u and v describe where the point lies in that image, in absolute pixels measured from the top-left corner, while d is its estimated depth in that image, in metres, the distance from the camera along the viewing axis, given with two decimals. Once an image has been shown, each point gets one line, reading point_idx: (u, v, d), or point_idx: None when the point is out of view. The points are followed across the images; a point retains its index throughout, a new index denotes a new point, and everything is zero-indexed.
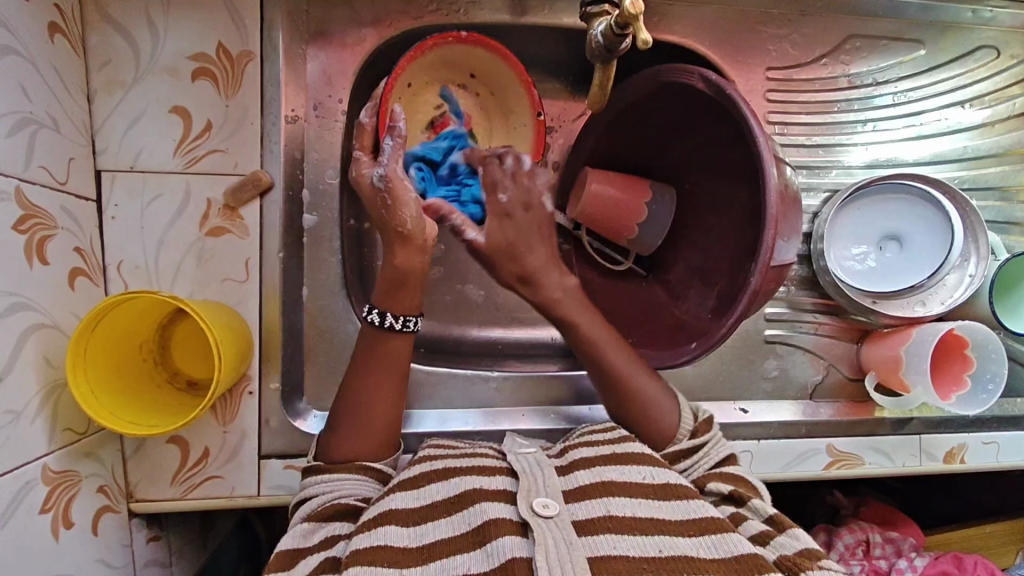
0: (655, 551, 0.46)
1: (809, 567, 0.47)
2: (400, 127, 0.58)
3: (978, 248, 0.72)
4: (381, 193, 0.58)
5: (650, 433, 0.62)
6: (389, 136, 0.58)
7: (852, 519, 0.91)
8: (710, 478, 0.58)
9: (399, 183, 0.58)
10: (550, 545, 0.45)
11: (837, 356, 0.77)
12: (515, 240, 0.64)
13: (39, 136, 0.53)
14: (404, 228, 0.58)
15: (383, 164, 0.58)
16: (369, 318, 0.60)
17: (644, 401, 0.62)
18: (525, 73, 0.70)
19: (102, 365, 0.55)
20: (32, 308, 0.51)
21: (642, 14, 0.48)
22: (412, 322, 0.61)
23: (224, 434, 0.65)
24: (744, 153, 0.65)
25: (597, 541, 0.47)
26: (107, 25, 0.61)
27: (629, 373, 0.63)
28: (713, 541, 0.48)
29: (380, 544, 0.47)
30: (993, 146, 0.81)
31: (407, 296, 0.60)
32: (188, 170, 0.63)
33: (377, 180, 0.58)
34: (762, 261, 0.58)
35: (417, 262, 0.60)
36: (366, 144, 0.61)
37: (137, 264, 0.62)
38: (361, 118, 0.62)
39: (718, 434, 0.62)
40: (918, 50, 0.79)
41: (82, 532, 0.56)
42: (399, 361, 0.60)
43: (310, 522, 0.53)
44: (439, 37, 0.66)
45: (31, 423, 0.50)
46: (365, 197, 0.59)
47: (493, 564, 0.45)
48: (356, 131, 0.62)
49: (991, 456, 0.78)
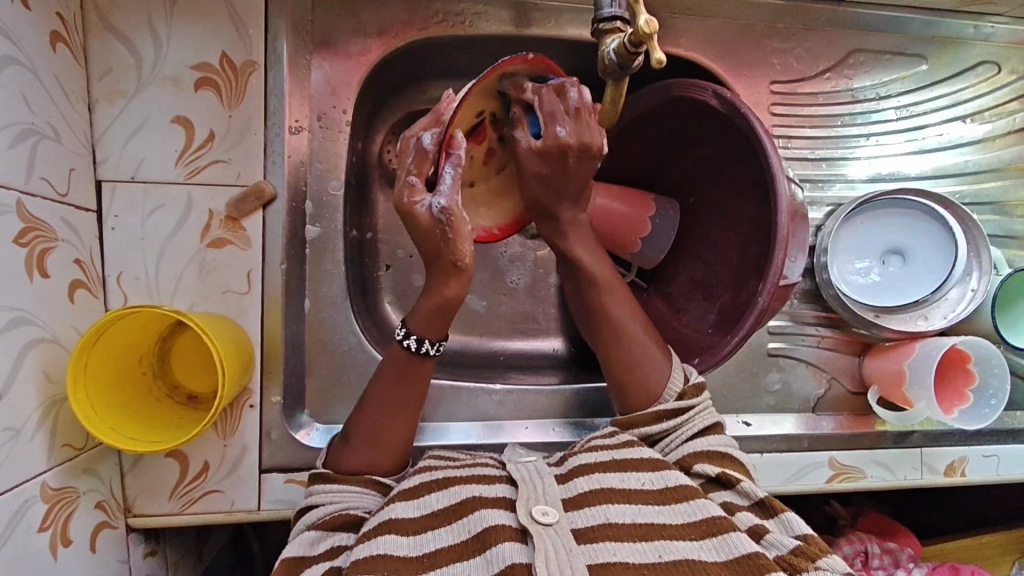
0: (655, 557, 0.46)
1: (807, 566, 0.46)
2: (461, 155, 0.53)
3: (981, 262, 0.72)
4: (440, 225, 0.52)
5: (635, 388, 0.62)
6: (448, 163, 0.53)
7: (850, 529, 0.92)
8: (695, 459, 0.57)
9: (460, 216, 0.53)
10: (550, 551, 0.45)
11: (839, 368, 0.77)
12: (556, 177, 0.58)
13: (40, 148, 0.53)
14: (462, 261, 0.54)
15: (443, 193, 0.52)
16: (403, 341, 0.57)
17: (633, 356, 0.63)
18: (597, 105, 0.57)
19: (102, 379, 0.54)
20: (33, 322, 0.51)
21: (656, 33, 0.48)
22: (440, 347, 0.59)
23: (225, 447, 0.64)
24: (750, 167, 0.64)
25: (596, 549, 0.46)
26: (108, 33, 0.60)
27: (624, 326, 0.64)
28: (713, 544, 0.47)
29: (379, 555, 0.47)
30: (992, 161, 0.81)
31: (439, 321, 0.57)
32: (190, 180, 0.62)
33: (437, 211, 0.52)
34: (771, 279, 0.58)
35: (466, 289, 0.56)
36: (426, 171, 0.54)
37: (138, 276, 0.62)
38: (424, 143, 0.53)
39: (706, 402, 0.62)
40: (919, 65, 0.80)
41: (80, 548, 0.55)
42: (422, 382, 0.59)
43: (317, 531, 0.52)
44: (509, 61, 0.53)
45: (30, 439, 0.49)
46: (419, 229, 0.54)
47: (494, 570, 0.45)
48: (413, 153, 0.54)
49: (991, 469, 0.78)
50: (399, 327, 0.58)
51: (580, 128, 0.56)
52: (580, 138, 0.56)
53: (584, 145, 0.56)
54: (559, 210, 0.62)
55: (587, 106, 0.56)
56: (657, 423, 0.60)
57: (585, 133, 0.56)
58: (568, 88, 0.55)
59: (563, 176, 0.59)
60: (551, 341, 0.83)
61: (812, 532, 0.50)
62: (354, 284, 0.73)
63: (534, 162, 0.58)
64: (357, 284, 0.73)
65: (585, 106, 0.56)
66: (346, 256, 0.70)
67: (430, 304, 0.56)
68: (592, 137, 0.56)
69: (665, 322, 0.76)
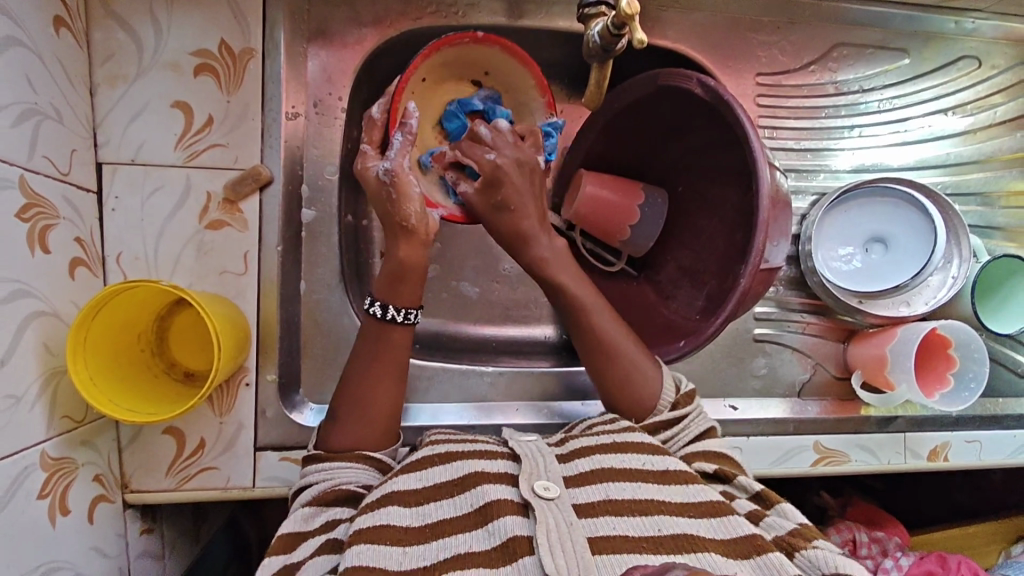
0: (655, 530, 0.47)
1: (803, 546, 0.47)
2: (411, 124, 0.57)
3: (960, 250, 0.75)
4: (386, 186, 0.57)
5: (632, 406, 0.62)
6: (400, 132, 0.58)
7: (839, 519, 0.93)
8: (693, 459, 0.58)
9: (404, 176, 0.57)
10: (551, 523, 0.46)
11: (825, 354, 0.79)
12: (510, 199, 0.60)
13: (43, 127, 0.54)
14: (408, 221, 0.58)
15: (389, 158, 0.57)
16: (370, 310, 0.59)
17: (627, 372, 0.63)
18: (542, 76, 0.66)
19: (101, 354, 0.56)
20: (34, 295, 0.52)
21: (637, 15, 0.50)
22: (413, 316, 0.60)
23: (220, 425, 0.65)
24: (735, 155, 0.66)
25: (597, 523, 0.48)
26: (111, 20, 0.62)
27: (615, 341, 0.64)
28: (714, 523, 0.49)
29: (382, 524, 0.48)
30: (974, 153, 0.83)
31: (407, 287, 0.59)
32: (189, 163, 0.64)
33: (383, 173, 0.57)
34: (752, 263, 0.60)
35: (421, 256, 0.59)
36: (376, 138, 0.60)
37: (137, 256, 0.63)
38: (372, 113, 0.60)
39: (699, 408, 0.63)
40: (903, 59, 0.82)
41: (78, 519, 0.56)
42: (401, 354, 0.60)
43: (312, 506, 0.53)
44: (456, 36, 0.62)
45: (29, 408, 0.51)
46: (371, 190, 0.58)
47: (495, 543, 0.46)
48: (366, 124, 0.60)
49: (974, 454, 0.79)
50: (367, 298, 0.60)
51: (511, 149, 0.61)
52: (511, 155, 0.60)
53: (517, 160, 0.61)
54: (532, 236, 0.62)
55: (500, 132, 0.62)
56: (654, 434, 0.61)
57: (517, 151, 0.61)
58: (477, 128, 0.62)
59: (512, 194, 0.60)
60: (543, 328, 0.85)
61: (807, 521, 0.51)
62: (349, 268, 0.74)
63: (482, 197, 0.61)
64: (352, 269, 0.75)
65: (501, 130, 0.62)
66: (341, 240, 0.72)
67: (388, 269, 0.59)
68: (520, 153, 0.61)
69: (654, 309, 0.78)
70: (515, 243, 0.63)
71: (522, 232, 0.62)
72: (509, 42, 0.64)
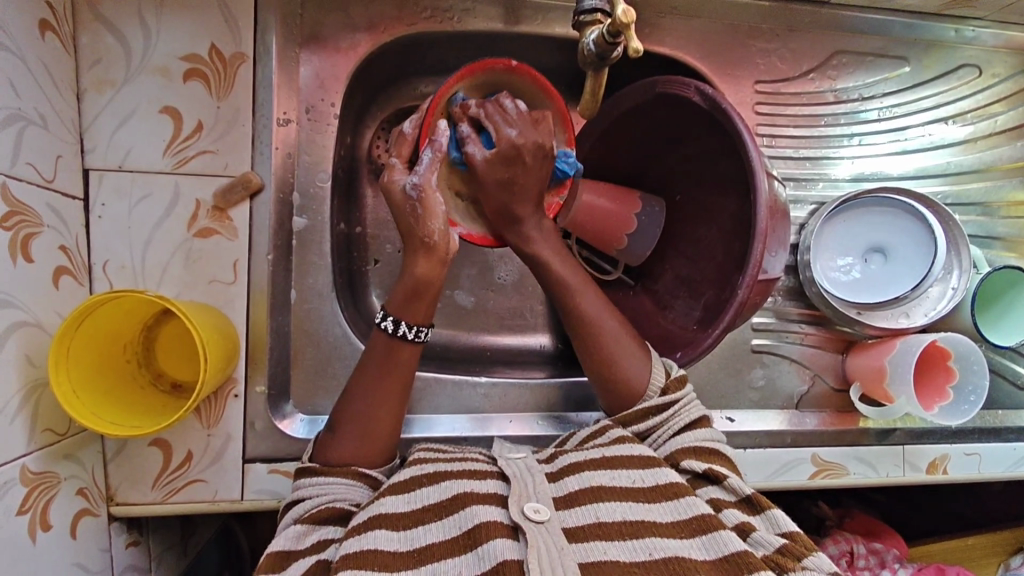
0: (645, 555, 0.46)
1: (794, 568, 0.46)
2: (442, 142, 0.57)
3: (961, 262, 0.74)
4: (411, 201, 0.56)
5: (618, 388, 0.61)
6: (429, 149, 0.57)
7: (837, 530, 0.91)
8: (683, 455, 0.57)
9: (431, 193, 0.56)
10: (542, 548, 0.45)
11: (823, 365, 0.78)
12: (515, 178, 0.58)
13: (27, 133, 0.53)
14: (430, 237, 0.56)
15: (417, 172, 0.56)
16: (381, 326, 0.57)
17: (614, 353, 0.61)
18: (569, 111, 0.62)
19: (84, 364, 0.54)
20: (16, 306, 0.51)
21: (633, 24, 0.49)
22: (422, 334, 0.58)
23: (208, 437, 0.64)
24: (731, 163, 0.65)
25: (588, 548, 0.46)
26: (99, 25, 0.61)
27: (602, 325, 0.62)
28: (704, 541, 0.47)
29: (370, 550, 0.46)
30: (974, 162, 0.82)
31: (420, 307, 0.58)
32: (178, 170, 0.63)
33: (410, 188, 0.56)
34: (750, 273, 0.58)
35: (439, 274, 0.57)
36: (406, 153, 0.59)
37: (124, 264, 0.62)
38: (404, 128, 0.59)
39: (690, 395, 0.61)
40: (903, 67, 0.81)
41: (60, 535, 0.55)
42: (407, 370, 0.58)
43: (304, 525, 0.52)
44: (487, 62, 0.59)
45: (10, 422, 0.49)
46: (396, 205, 0.57)
47: (485, 567, 0.44)
48: (397, 139, 0.59)
49: (973, 467, 0.78)
50: (378, 313, 0.58)
51: (534, 131, 0.58)
52: (532, 137, 0.57)
53: (536, 144, 0.58)
54: (523, 219, 0.60)
55: (523, 111, 0.59)
56: (643, 421, 0.59)
57: (538, 135, 0.58)
58: (505, 100, 0.59)
59: (524, 179, 0.58)
60: (538, 337, 0.84)
61: (796, 529, 0.51)
62: (340, 277, 0.73)
63: (493, 170, 0.57)
64: (344, 277, 0.74)
65: (527, 113, 0.59)
66: (333, 247, 0.70)
67: (402, 286, 0.57)
68: (540, 137, 0.58)
69: (653, 319, 0.76)
70: (507, 221, 0.61)
71: (517, 213, 0.60)
72: (538, 75, 0.61)
